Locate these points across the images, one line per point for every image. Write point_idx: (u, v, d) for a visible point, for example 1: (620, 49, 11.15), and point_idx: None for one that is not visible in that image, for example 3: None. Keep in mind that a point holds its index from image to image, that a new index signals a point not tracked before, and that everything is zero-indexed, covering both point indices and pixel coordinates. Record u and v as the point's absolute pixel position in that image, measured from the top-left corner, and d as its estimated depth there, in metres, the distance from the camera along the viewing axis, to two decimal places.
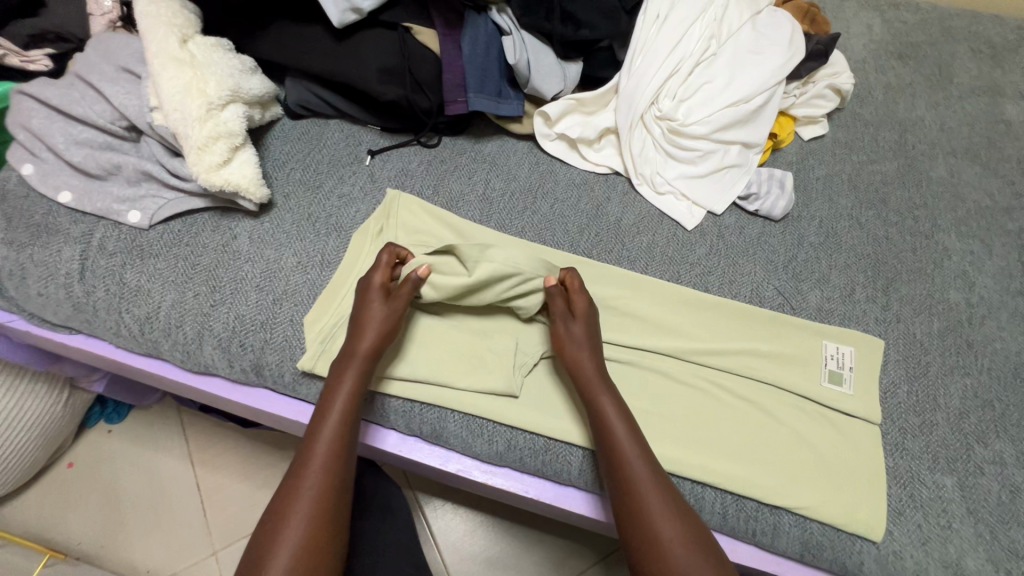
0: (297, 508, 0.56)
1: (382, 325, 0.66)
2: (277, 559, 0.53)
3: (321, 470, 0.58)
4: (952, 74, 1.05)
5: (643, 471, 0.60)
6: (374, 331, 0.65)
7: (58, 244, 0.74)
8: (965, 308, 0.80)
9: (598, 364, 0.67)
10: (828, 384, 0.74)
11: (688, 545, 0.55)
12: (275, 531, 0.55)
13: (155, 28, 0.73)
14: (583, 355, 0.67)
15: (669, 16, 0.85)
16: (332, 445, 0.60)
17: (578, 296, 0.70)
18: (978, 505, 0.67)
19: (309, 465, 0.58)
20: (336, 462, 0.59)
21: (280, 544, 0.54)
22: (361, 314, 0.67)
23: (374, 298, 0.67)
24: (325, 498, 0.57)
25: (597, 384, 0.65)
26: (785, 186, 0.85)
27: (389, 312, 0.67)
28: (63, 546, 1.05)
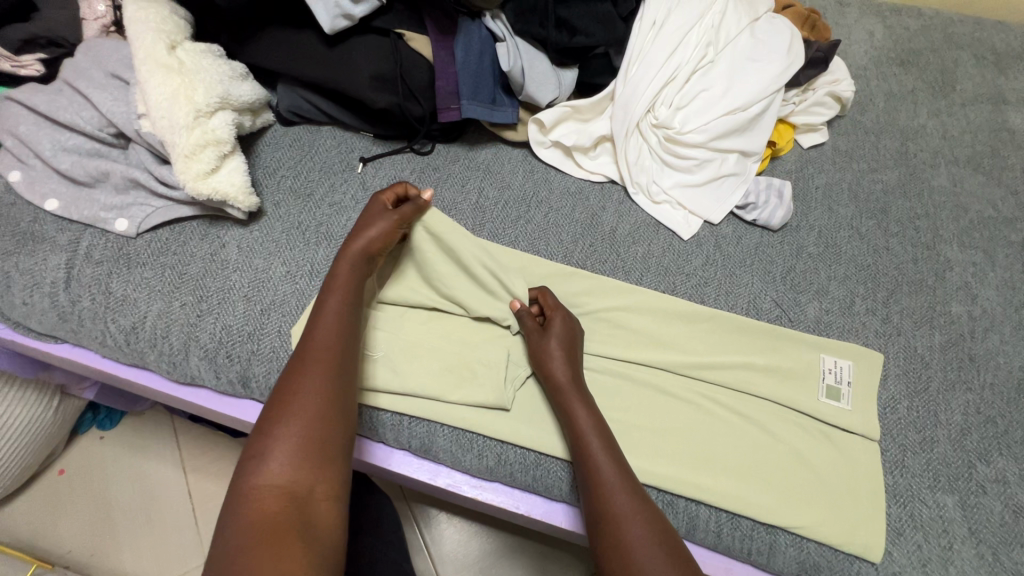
0: (295, 408, 0.53)
1: (377, 234, 0.68)
2: (273, 460, 0.50)
3: (318, 372, 0.56)
4: (955, 81, 1.03)
5: (617, 484, 0.58)
6: (366, 239, 0.68)
7: (44, 253, 0.73)
8: (968, 321, 0.79)
9: (574, 376, 0.66)
10: (826, 399, 0.72)
11: (660, 549, 0.53)
12: (270, 432, 0.52)
13: (144, 35, 0.73)
14: (558, 363, 0.66)
15: (666, 22, 0.84)
16: (328, 350, 0.58)
17: (554, 314, 0.70)
18: (980, 525, 0.65)
19: (304, 368, 0.56)
20: (332, 365, 0.57)
21: (278, 442, 0.51)
22: (358, 229, 0.69)
23: (375, 215, 0.70)
24: (324, 400, 0.55)
25: (575, 396, 0.64)
26: (784, 195, 0.83)
27: (388, 222, 0.69)
28: (52, 555, 1.04)
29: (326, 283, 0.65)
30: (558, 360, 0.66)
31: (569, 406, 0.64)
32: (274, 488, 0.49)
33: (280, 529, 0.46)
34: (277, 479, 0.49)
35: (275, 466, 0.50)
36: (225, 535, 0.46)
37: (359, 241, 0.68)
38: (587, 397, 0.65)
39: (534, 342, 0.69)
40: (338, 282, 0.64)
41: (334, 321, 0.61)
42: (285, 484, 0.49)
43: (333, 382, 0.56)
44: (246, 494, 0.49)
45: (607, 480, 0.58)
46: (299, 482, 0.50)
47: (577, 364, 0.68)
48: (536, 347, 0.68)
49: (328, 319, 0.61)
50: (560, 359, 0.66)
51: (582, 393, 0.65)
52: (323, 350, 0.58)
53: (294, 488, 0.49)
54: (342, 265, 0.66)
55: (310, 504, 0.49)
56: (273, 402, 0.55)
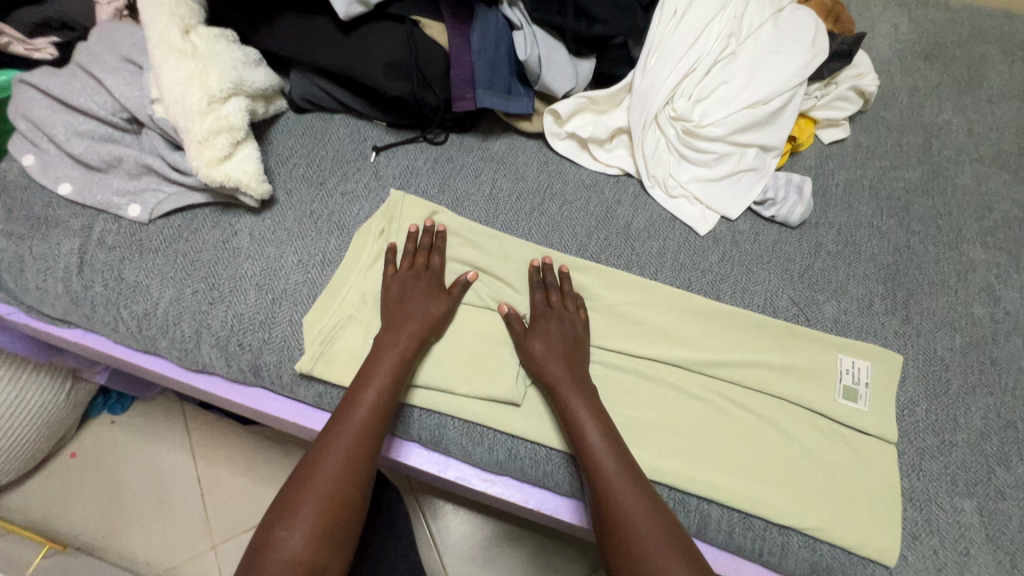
0: (323, 484, 0.55)
1: (434, 316, 0.68)
2: (297, 535, 0.52)
3: (348, 452, 0.58)
4: (982, 77, 1.01)
5: (620, 477, 0.58)
6: (419, 324, 0.67)
7: (57, 237, 0.73)
8: (990, 323, 0.77)
9: (573, 373, 0.66)
10: (843, 400, 0.71)
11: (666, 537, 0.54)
12: (297, 504, 0.54)
13: (157, 18, 0.72)
14: (552, 361, 0.66)
15: (687, 13, 0.82)
16: (364, 428, 0.59)
17: (539, 316, 0.70)
18: (997, 531, 0.64)
19: (337, 443, 0.58)
20: (365, 446, 0.59)
21: (299, 518, 0.53)
22: (411, 304, 0.68)
23: (431, 294, 0.70)
24: (353, 478, 0.57)
25: (571, 391, 0.64)
26: (804, 192, 0.81)
27: (444, 303, 0.70)
28: (64, 537, 1.05)
29: (371, 355, 0.65)
30: (550, 357, 0.66)
31: (565, 400, 0.64)
32: (293, 562, 0.51)
33: None
34: (297, 553, 0.51)
35: (296, 541, 0.52)
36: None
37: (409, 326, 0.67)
38: (586, 390, 0.65)
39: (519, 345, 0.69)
40: (385, 355, 0.64)
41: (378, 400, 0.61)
42: (304, 561, 0.51)
43: (362, 462, 0.58)
44: (266, 564, 0.50)
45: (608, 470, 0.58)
46: (316, 560, 0.52)
47: (575, 360, 0.67)
48: (525, 351, 0.68)
49: (369, 393, 0.62)
50: (553, 352, 0.67)
51: (583, 388, 0.65)
52: (359, 428, 0.59)
53: (311, 565, 0.51)
54: (397, 340, 0.65)
55: None
56: (304, 472, 0.56)
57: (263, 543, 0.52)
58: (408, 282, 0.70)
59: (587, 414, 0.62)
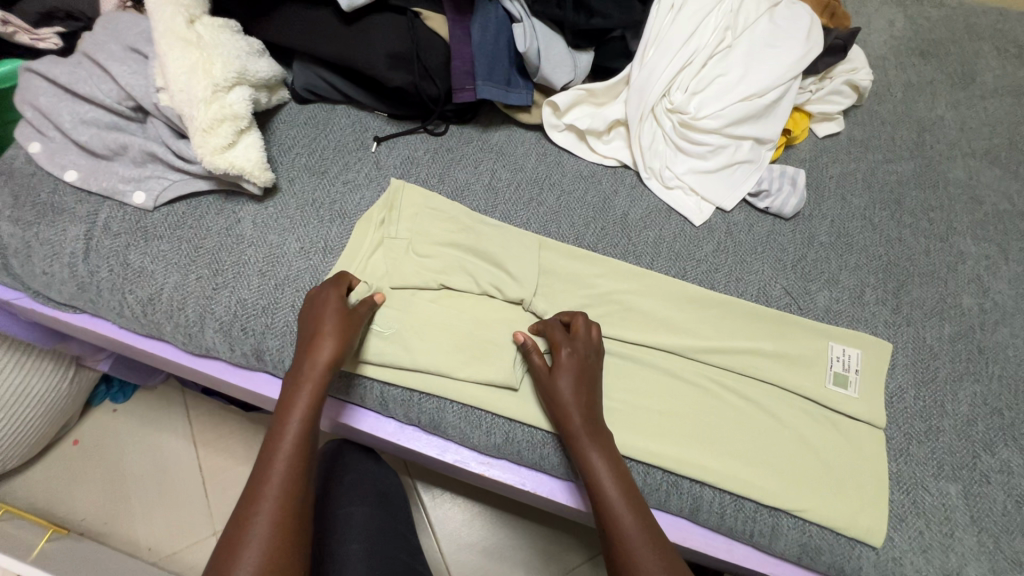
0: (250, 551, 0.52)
1: (339, 342, 0.64)
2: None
3: (272, 507, 0.55)
4: (974, 73, 1.02)
5: (637, 536, 0.57)
6: (329, 350, 0.63)
7: (63, 223, 0.74)
8: (978, 313, 0.78)
9: (588, 419, 0.64)
10: (833, 386, 0.73)
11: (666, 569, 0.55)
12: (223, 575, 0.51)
13: (162, 8, 0.73)
14: (574, 409, 0.64)
15: (684, 6, 0.83)
16: (286, 480, 0.57)
17: (561, 349, 0.66)
18: (982, 513, 0.66)
19: (262, 502, 0.55)
20: (288, 496, 0.56)
21: None
22: (314, 336, 0.64)
23: (330, 320, 0.65)
24: (280, 535, 0.54)
25: (590, 442, 0.63)
26: (798, 184, 0.83)
27: (350, 324, 0.66)
28: (67, 522, 1.07)
29: (286, 398, 0.62)
30: (571, 404, 0.64)
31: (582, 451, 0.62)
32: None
33: None
34: None
35: None
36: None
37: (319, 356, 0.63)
38: (603, 439, 0.64)
39: (544, 385, 0.66)
40: (297, 398, 0.61)
41: (293, 448, 0.59)
42: None
43: (289, 513, 0.55)
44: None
45: (621, 514, 0.59)
46: None
47: (592, 402, 0.65)
48: (551, 393, 0.65)
49: (288, 440, 0.59)
50: (573, 399, 0.64)
51: (600, 437, 0.63)
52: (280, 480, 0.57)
53: None
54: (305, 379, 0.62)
55: None
56: (228, 539, 0.54)
57: None
58: (315, 311, 0.66)
59: (604, 465, 0.61)
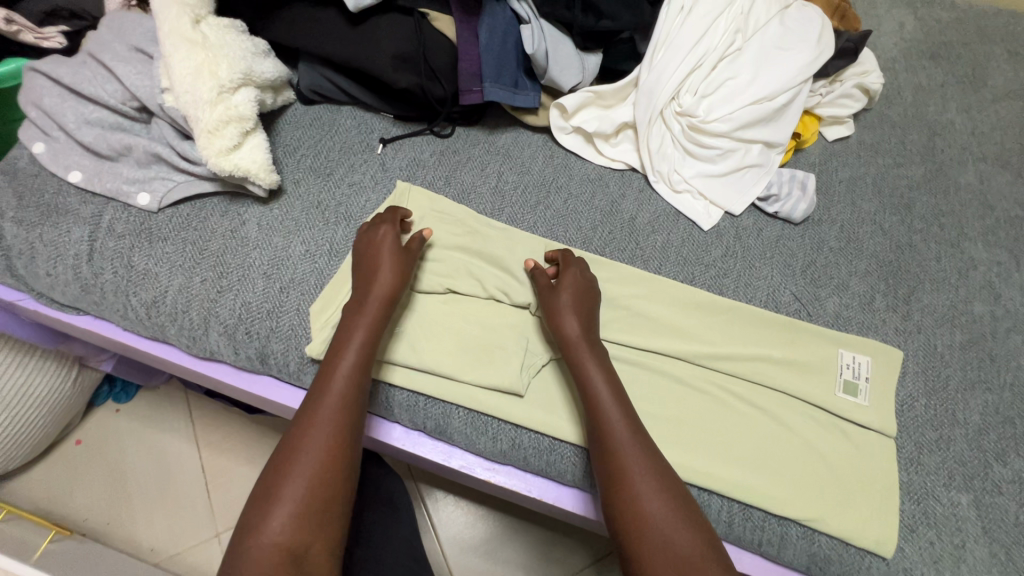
0: (298, 470, 0.55)
1: (393, 277, 0.66)
2: (273, 520, 0.53)
3: (327, 423, 0.58)
4: (986, 76, 1.01)
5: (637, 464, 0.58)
6: (388, 279, 0.66)
7: (68, 225, 0.74)
8: (990, 321, 0.78)
9: (588, 338, 0.66)
10: (843, 394, 0.72)
11: (673, 509, 0.55)
12: (275, 488, 0.54)
13: (167, 7, 0.72)
14: (574, 325, 0.66)
15: (695, 8, 0.83)
16: (339, 403, 0.59)
17: (568, 271, 0.70)
18: (993, 524, 0.65)
19: (313, 425, 0.57)
20: (342, 417, 0.59)
21: (280, 495, 0.54)
22: (371, 268, 0.67)
23: (388, 254, 0.68)
24: (327, 458, 0.56)
25: (593, 366, 0.64)
26: (808, 188, 0.82)
27: (404, 261, 0.68)
28: (70, 522, 1.07)
29: (345, 322, 0.64)
30: (573, 324, 0.66)
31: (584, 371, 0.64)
32: (274, 547, 0.52)
33: None
34: (277, 536, 0.52)
35: (277, 524, 0.52)
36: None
37: (379, 283, 0.66)
38: (602, 361, 0.65)
39: (544, 299, 0.69)
40: (354, 326, 0.64)
41: (346, 372, 0.61)
42: (287, 543, 0.52)
43: (341, 436, 0.58)
44: (248, 550, 0.52)
45: (627, 454, 0.58)
46: (298, 541, 0.52)
47: (592, 327, 0.68)
48: (549, 305, 0.68)
49: (341, 366, 0.61)
50: (576, 319, 0.67)
51: (596, 355, 0.65)
52: (333, 403, 0.59)
53: (293, 546, 0.52)
54: (360, 310, 0.64)
55: (306, 560, 0.52)
56: (283, 447, 0.57)
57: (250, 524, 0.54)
58: (369, 245, 0.69)
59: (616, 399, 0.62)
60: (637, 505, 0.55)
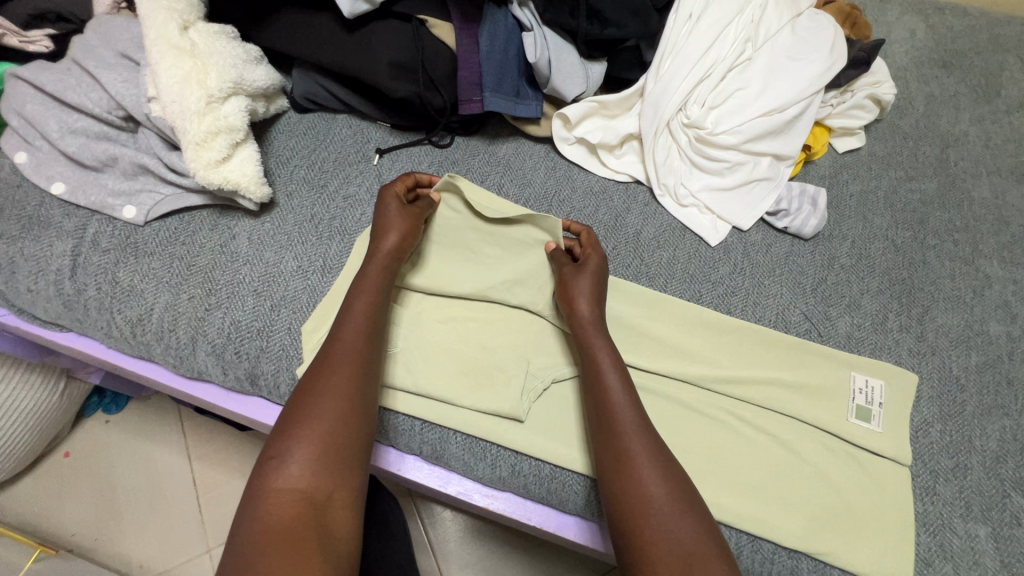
0: (315, 415, 0.53)
1: (401, 236, 0.67)
2: (292, 463, 0.50)
3: (344, 373, 0.56)
4: (999, 86, 0.98)
5: (633, 427, 0.57)
6: (394, 236, 0.66)
7: (50, 238, 0.71)
8: (1007, 342, 0.75)
9: (599, 319, 0.65)
10: (855, 420, 0.69)
11: (665, 473, 0.54)
12: (289, 434, 0.52)
13: (155, 13, 0.69)
14: (582, 302, 0.65)
15: (703, 16, 0.80)
16: (353, 354, 0.58)
17: (593, 254, 0.69)
18: (1013, 558, 0.62)
19: (328, 373, 0.56)
20: (357, 368, 0.57)
21: (297, 440, 0.51)
22: (379, 229, 0.67)
23: (398, 212, 0.68)
24: (344, 405, 0.54)
25: (595, 334, 0.63)
26: (819, 203, 0.79)
27: (415, 221, 0.69)
28: (56, 539, 1.04)
29: (358, 279, 0.64)
30: (585, 300, 0.65)
31: (591, 346, 0.63)
32: (293, 492, 0.49)
33: (296, 532, 0.46)
34: (297, 481, 0.49)
35: (296, 468, 0.50)
36: (242, 533, 0.46)
37: (389, 239, 0.66)
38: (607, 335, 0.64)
39: (567, 277, 0.67)
40: (365, 283, 0.63)
41: (358, 325, 0.60)
42: (306, 488, 0.49)
43: (357, 385, 0.56)
44: (264, 496, 0.48)
45: (624, 417, 0.57)
46: (319, 487, 0.50)
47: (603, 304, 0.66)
48: (568, 283, 0.66)
49: (352, 320, 0.60)
50: (593, 293, 0.65)
51: (605, 334, 0.64)
52: (347, 354, 0.58)
53: (313, 492, 0.49)
54: (369, 266, 0.65)
55: (327, 508, 0.49)
56: (298, 397, 0.55)
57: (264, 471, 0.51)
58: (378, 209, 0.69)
59: (610, 364, 0.61)
60: (631, 470, 0.54)
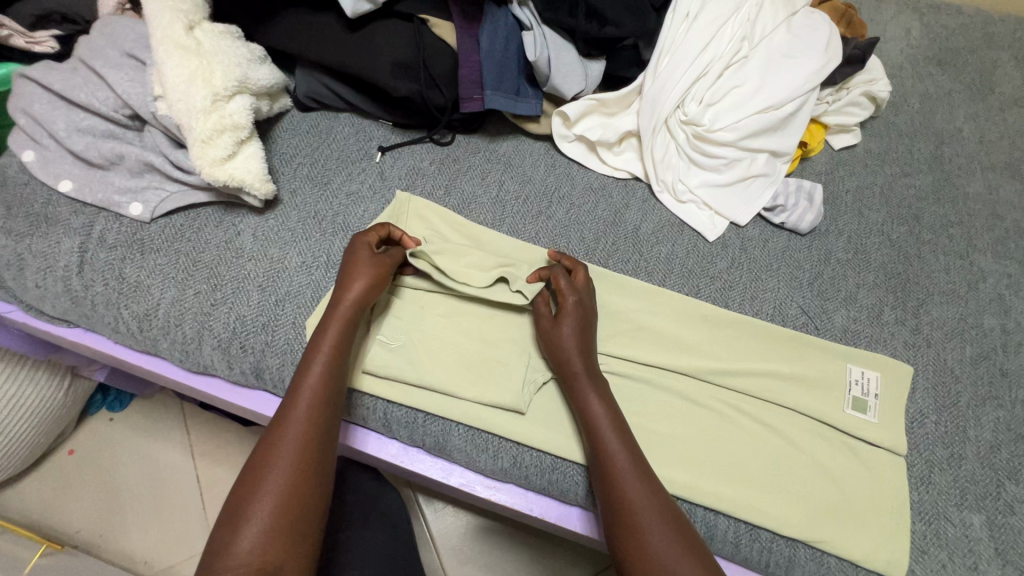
0: (268, 487, 0.52)
1: (364, 289, 0.64)
2: (246, 534, 0.50)
3: (295, 441, 0.55)
4: (993, 83, 1.00)
5: (627, 471, 0.58)
6: (359, 289, 0.64)
7: (58, 235, 0.72)
8: (1001, 335, 0.76)
9: (589, 364, 0.64)
10: (852, 411, 0.70)
11: (663, 519, 0.54)
12: (245, 503, 0.52)
13: (160, 13, 0.70)
14: (574, 353, 0.64)
15: (700, 15, 0.81)
16: (310, 418, 0.57)
17: (568, 296, 0.66)
18: (1006, 546, 0.63)
19: (281, 442, 0.55)
20: (311, 434, 0.56)
21: (248, 516, 0.51)
22: (343, 280, 0.65)
23: (362, 264, 0.66)
24: (296, 475, 0.53)
25: (588, 385, 0.63)
26: (815, 199, 0.81)
27: (382, 275, 0.66)
28: (61, 535, 1.04)
29: (314, 339, 0.62)
30: (572, 348, 0.64)
31: (580, 393, 0.63)
32: (245, 567, 0.48)
33: None
34: (247, 556, 0.49)
35: (247, 543, 0.49)
36: None
37: (352, 293, 0.64)
38: (600, 384, 0.64)
39: (545, 328, 0.67)
40: (321, 341, 0.61)
41: (313, 388, 0.58)
42: (257, 562, 0.48)
43: (310, 451, 0.55)
44: (219, 569, 0.48)
45: (618, 461, 0.58)
46: (271, 560, 0.49)
47: (590, 349, 0.65)
48: (551, 335, 0.66)
49: (310, 379, 0.59)
50: (577, 341, 0.64)
51: (595, 378, 0.64)
52: (304, 418, 0.57)
53: (265, 566, 0.48)
54: (329, 324, 0.62)
55: None
56: (250, 469, 0.54)
57: (219, 546, 0.50)
58: (348, 257, 0.67)
59: (601, 407, 0.62)
60: (633, 514, 0.55)
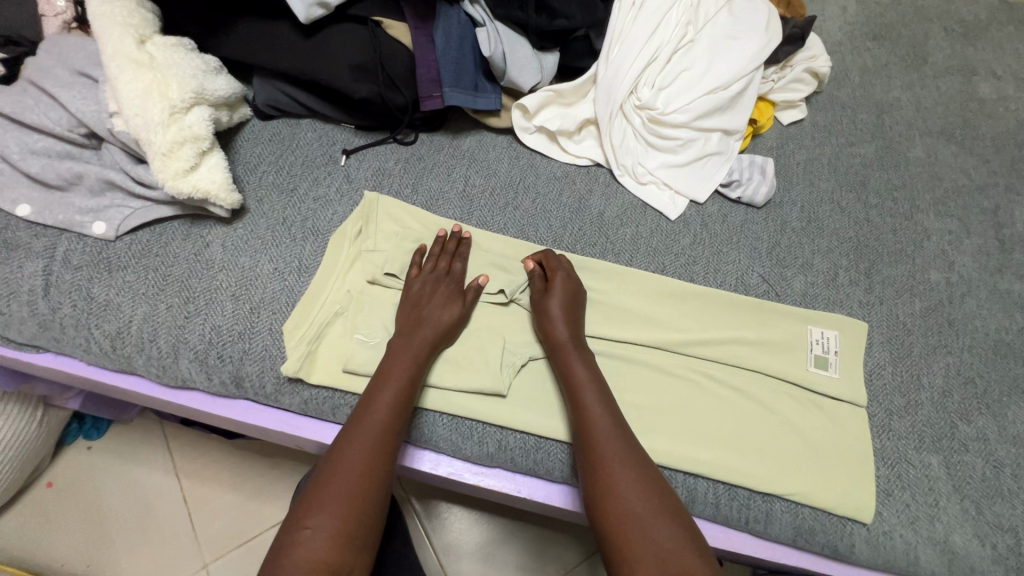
0: (340, 483, 0.55)
1: (444, 325, 0.68)
2: (320, 531, 0.52)
3: (373, 438, 0.58)
4: (926, 54, 1.06)
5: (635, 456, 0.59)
6: (435, 324, 0.68)
7: (19, 260, 0.71)
8: (946, 288, 0.81)
9: (573, 334, 0.68)
10: (814, 368, 0.74)
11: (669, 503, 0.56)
12: (316, 500, 0.54)
13: (110, 30, 0.70)
14: (560, 324, 0.68)
15: (646, 4, 0.84)
16: (386, 423, 0.60)
17: (557, 272, 0.72)
18: (963, 482, 0.68)
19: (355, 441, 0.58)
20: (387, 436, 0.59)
21: (323, 510, 0.53)
22: (421, 315, 0.68)
23: (435, 298, 0.70)
24: (367, 472, 0.56)
25: (573, 352, 0.67)
26: (767, 172, 0.85)
27: (455, 325, 0.69)
28: (46, 569, 1.02)
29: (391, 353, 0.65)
30: (561, 322, 0.69)
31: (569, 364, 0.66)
32: (317, 563, 0.50)
33: None
34: (321, 551, 0.51)
35: (320, 538, 0.52)
36: None
37: (431, 328, 0.68)
38: (585, 353, 0.68)
39: (536, 302, 0.71)
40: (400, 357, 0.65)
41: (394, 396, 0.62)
42: (327, 560, 0.51)
43: (383, 452, 0.58)
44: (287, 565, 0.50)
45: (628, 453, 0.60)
46: (340, 558, 0.51)
47: (578, 326, 0.70)
48: (540, 306, 0.70)
49: (388, 391, 0.62)
50: (564, 315, 0.69)
51: (582, 351, 0.68)
52: (379, 423, 0.60)
53: (335, 564, 0.51)
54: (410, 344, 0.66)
55: None
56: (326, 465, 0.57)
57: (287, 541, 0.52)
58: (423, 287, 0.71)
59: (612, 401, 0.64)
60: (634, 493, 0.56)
